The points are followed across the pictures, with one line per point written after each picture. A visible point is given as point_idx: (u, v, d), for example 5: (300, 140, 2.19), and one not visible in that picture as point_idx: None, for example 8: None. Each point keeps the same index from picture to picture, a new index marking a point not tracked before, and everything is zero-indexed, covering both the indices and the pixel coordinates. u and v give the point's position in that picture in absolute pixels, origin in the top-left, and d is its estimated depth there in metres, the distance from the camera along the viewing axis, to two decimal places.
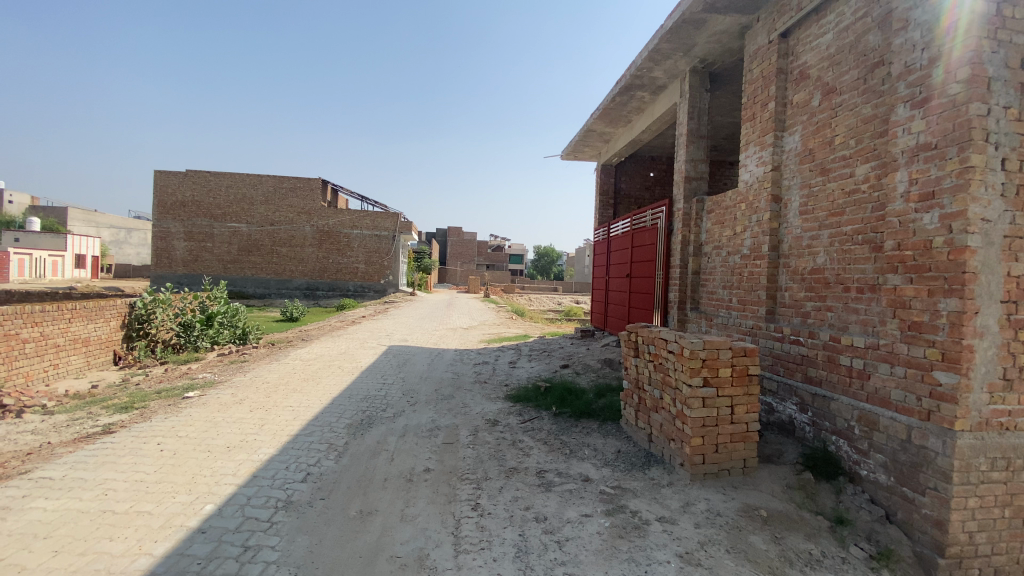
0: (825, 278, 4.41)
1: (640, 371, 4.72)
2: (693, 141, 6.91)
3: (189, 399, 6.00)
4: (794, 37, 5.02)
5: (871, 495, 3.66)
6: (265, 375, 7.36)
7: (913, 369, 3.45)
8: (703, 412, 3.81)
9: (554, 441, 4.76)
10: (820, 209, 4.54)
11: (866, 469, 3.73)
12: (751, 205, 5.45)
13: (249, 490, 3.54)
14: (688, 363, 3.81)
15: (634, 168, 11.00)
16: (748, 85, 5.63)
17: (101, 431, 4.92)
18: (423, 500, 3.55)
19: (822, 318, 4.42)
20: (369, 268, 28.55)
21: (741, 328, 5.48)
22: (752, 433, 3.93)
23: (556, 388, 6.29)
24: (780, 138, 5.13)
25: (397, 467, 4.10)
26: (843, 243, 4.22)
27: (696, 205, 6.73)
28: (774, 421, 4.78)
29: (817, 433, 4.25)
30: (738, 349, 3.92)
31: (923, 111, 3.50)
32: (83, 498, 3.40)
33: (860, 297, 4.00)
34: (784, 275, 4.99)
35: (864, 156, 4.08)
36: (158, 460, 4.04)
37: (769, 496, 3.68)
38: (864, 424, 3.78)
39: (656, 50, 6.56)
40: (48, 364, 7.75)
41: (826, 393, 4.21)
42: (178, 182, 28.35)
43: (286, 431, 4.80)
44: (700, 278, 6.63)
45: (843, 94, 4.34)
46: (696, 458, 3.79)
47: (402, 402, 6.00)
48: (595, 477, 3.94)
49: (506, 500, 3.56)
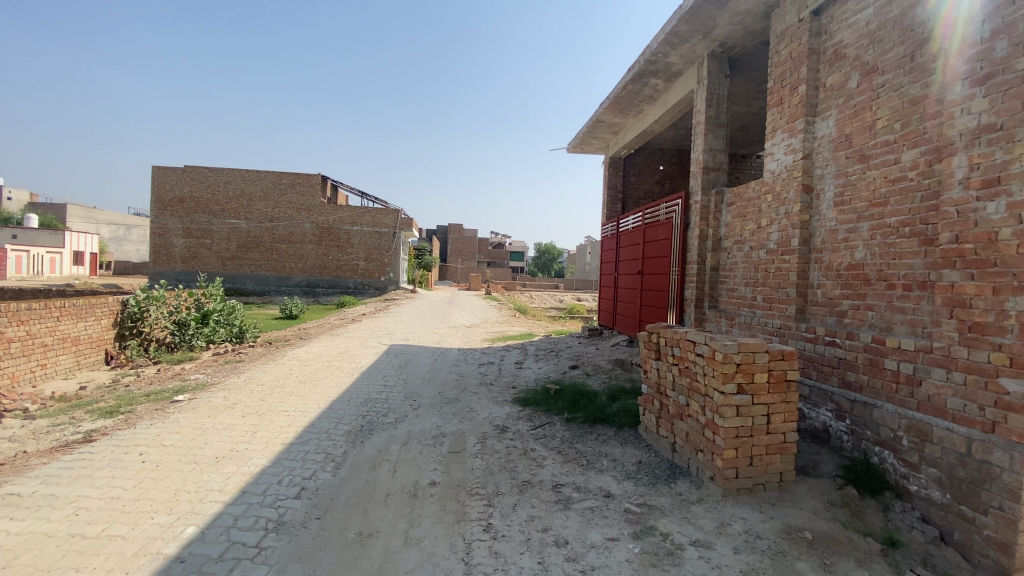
0: (864, 274, 4.06)
1: (662, 375, 4.37)
2: (711, 130, 6.55)
3: (179, 403, 5.65)
4: (827, 14, 4.65)
5: (922, 513, 3.32)
6: (260, 376, 7.00)
7: (974, 375, 3.10)
8: (737, 422, 3.45)
9: (569, 450, 4.42)
10: (859, 200, 4.18)
11: (916, 485, 3.39)
12: (778, 196, 5.09)
13: (236, 509, 3.20)
14: (721, 368, 3.45)
15: (643, 162, 10.67)
16: (776, 67, 5.26)
17: (82, 438, 4.56)
18: (429, 520, 3.21)
19: (861, 318, 4.07)
20: (370, 265, 28.19)
21: (768, 329, 5.13)
22: (790, 445, 3.58)
23: (567, 390, 5.96)
24: (811, 124, 4.77)
25: (400, 480, 3.75)
26: (886, 236, 3.87)
27: (716, 198, 6.38)
28: (807, 428, 4.45)
29: (857, 443, 3.90)
30: (776, 352, 3.55)
31: (986, 88, 3.14)
32: (51, 519, 3.05)
33: (907, 295, 3.66)
34: (815, 271, 4.63)
35: (911, 141, 3.73)
36: (138, 473, 3.70)
37: (811, 514, 3.32)
38: (914, 435, 3.43)
39: (673, 34, 6.19)
40: (35, 364, 7.40)
41: (867, 400, 3.86)
42: (176, 178, 27.98)
43: (280, 440, 4.45)
44: (719, 274, 6.28)
45: (885, 74, 3.98)
46: (729, 472, 3.44)
47: (404, 407, 5.65)
48: (617, 492, 3.60)
49: (521, 520, 3.21)
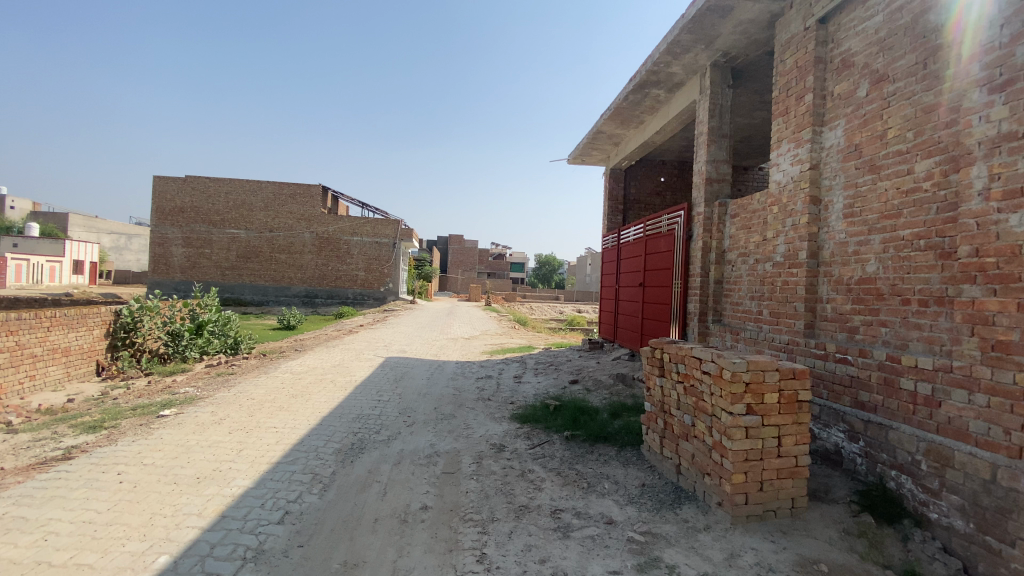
0: (877, 289, 3.90)
1: (666, 394, 4.19)
2: (715, 140, 6.43)
3: (164, 418, 5.46)
4: (835, 22, 4.54)
5: (944, 543, 3.12)
6: (251, 390, 6.81)
7: (998, 397, 2.92)
8: (747, 445, 3.26)
9: (568, 471, 4.21)
10: (869, 212, 4.03)
11: (937, 513, 3.20)
12: (784, 208, 4.95)
13: (213, 536, 3.01)
14: (729, 388, 3.27)
15: (644, 173, 10.58)
16: (781, 76, 5.15)
17: (61, 456, 4.37)
18: (419, 548, 3.01)
19: (874, 334, 3.91)
20: (370, 275, 28.03)
21: (775, 344, 4.96)
22: (802, 468, 3.39)
23: (567, 406, 5.76)
24: (819, 134, 4.64)
25: (390, 504, 3.56)
26: (900, 249, 3.71)
27: (719, 209, 6.24)
28: (817, 449, 4.26)
29: (872, 466, 3.71)
30: (787, 371, 3.37)
31: (1006, 94, 3.01)
32: (17, 544, 2.86)
33: (923, 311, 3.50)
34: (824, 285, 4.47)
35: (925, 150, 3.58)
36: (114, 495, 3.51)
37: (826, 544, 3.12)
38: (933, 459, 3.24)
39: (675, 43, 6.09)
40: (23, 376, 7.21)
41: (882, 421, 3.68)
42: (177, 188, 27.95)
43: (266, 459, 4.26)
44: (723, 287, 6.12)
45: (896, 82, 3.86)
46: (738, 498, 3.24)
47: (398, 423, 5.46)
48: (619, 519, 3.39)
49: (517, 550, 3.01)
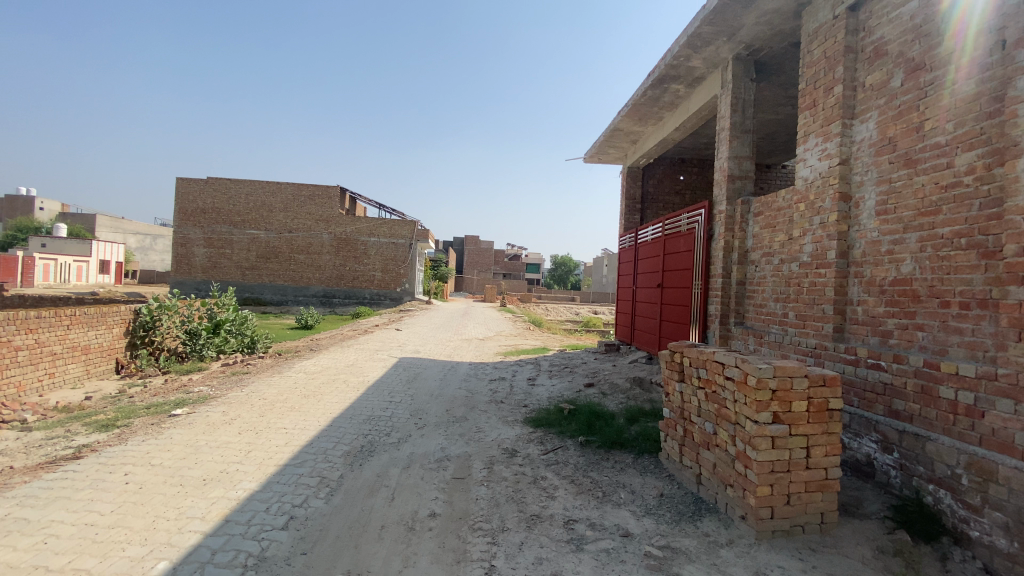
0: (912, 290, 3.66)
1: (686, 400, 4.00)
2: (737, 136, 6.20)
3: (176, 417, 5.44)
4: (866, 9, 4.31)
5: (985, 563, 2.88)
6: (264, 390, 6.78)
7: None
8: (773, 456, 3.07)
9: (583, 479, 4.05)
10: (905, 208, 3.79)
11: (978, 531, 2.96)
12: (812, 205, 4.72)
13: (215, 541, 2.92)
14: (754, 395, 3.08)
15: (662, 171, 10.35)
16: (808, 68, 4.92)
17: (71, 455, 4.35)
18: (425, 559, 2.88)
19: (910, 339, 3.67)
20: (386, 276, 28.17)
21: (802, 348, 4.74)
22: (832, 481, 3.18)
23: (582, 411, 5.59)
24: (849, 127, 4.41)
25: (398, 510, 3.45)
26: (938, 248, 3.48)
27: (742, 207, 6.02)
28: (847, 460, 4.03)
29: (907, 480, 3.48)
30: (816, 377, 3.16)
31: None
32: (16, 547, 2.81)
33: (965, 314, 3.27)
34: (855, 286, 4.24)
35: (966, 142, 3.35)
36: (120, 496, 3.46)
37: (857, 563, 2.91)
38: (975, 474, 3.01)
39: (696, 36, 5.89)
40: (43, 373, 7.29)
41: (918, 432, 3.45)
42: (198, 190, 28.38)
43: (274, 461, 4.19)
44: (745, 289, 5.91)
45: (934, 70, 3.61)
46: (763, 512, 3.05)
47: (409, 425, 5.37)
48: (636, 532, 3.23)
49: (528, 562, 2.87)
